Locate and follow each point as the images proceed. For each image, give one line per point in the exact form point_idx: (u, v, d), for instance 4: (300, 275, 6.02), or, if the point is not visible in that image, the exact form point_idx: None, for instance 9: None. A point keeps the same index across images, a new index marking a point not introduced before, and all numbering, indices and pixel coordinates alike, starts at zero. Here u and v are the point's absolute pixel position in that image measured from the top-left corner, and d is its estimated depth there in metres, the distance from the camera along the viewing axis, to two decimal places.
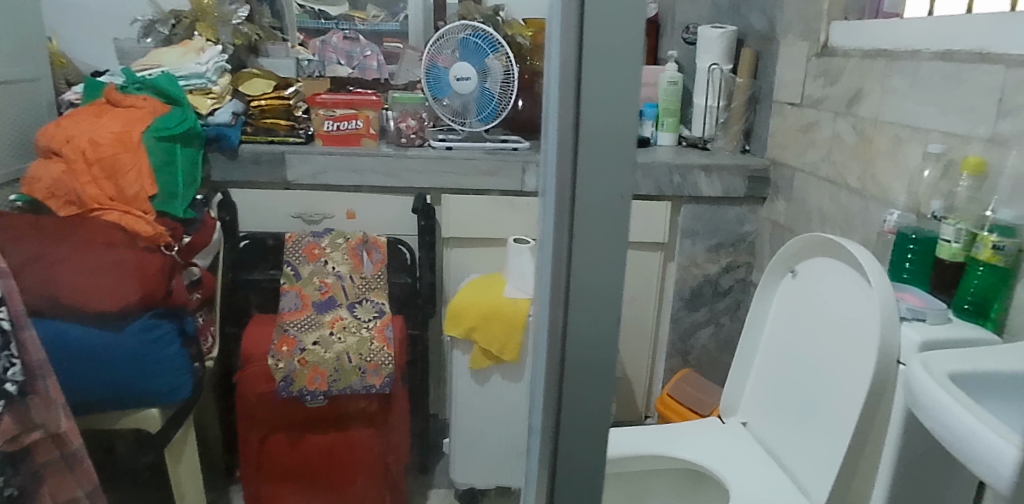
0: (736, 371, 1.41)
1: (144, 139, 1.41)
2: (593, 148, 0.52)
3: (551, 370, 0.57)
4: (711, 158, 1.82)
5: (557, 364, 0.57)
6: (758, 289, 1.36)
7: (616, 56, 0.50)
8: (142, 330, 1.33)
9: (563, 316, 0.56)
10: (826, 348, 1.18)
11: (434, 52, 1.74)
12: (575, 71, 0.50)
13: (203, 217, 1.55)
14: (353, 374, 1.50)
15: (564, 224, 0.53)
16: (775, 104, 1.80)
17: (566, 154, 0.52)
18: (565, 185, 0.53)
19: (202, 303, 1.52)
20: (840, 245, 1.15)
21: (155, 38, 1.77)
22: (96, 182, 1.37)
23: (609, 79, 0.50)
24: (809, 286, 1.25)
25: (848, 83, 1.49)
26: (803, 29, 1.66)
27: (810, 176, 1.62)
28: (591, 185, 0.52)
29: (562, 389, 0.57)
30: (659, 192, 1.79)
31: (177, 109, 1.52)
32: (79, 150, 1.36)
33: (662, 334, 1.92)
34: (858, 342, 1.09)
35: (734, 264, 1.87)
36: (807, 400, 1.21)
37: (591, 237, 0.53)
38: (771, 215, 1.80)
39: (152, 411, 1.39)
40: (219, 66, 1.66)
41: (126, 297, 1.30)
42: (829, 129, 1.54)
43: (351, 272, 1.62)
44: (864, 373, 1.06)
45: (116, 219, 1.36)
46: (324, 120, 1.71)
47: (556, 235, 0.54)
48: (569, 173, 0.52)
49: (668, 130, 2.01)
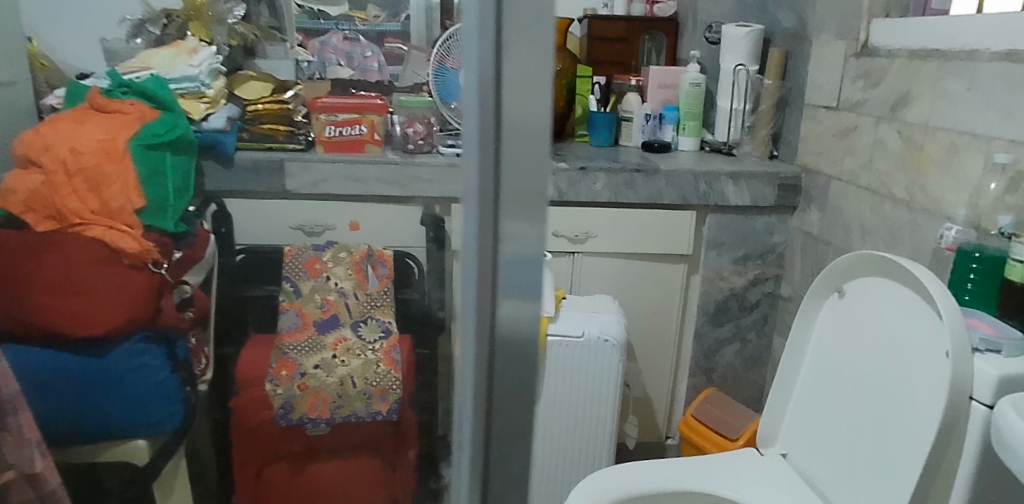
0: (774, 400, 1.30)
1: (130, 148, 1.30)
2: (518, 145, 0.43)
3: (477, 402, 0.48)
4: (738, 166, 1.71)
5: (484, 395, 0.48)
6: (800, 310, 1.25)
7: (542, 27, 0.41)
8: (127, 355, 1.23)
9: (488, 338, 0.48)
10: (885, 377, 1.06)
11: (443, 52, 1.60)
12: (494, 61, 0.42)
13: (195, 231, 1.45)
14: (358, 400, 1.39)
15: (489, 230, 0.46)
16: (809, 108, 1.70)
17: (487, 154, 0.44)
18: (488, 186, 0.45)
19: (195, 321, 1.42)
20: (897, 262, 1.04)
21: (145, 38, 1.68)
22: (78, 194, 1.25)
23: (531, 64, 0.42)
24: (861, 309, 1.14)
25: (893, 85, 1.38)
26: (839, 28, 1.56)
27: (849, 184, 1.51)
28: (514, 192, 0.45)
29: (491, 425, 0.49)
30: (683, 202, 1.68)
31: (167, 115, 1.42)
32: (59, 159, 1.25)
33: (684, 351, 1.80)
34: (925, 371, 0.98)
35: (762, 277, 1.76)
36: (860, 434, 1.09)
37: (519, 241, 0.45)
38: (804, 226, 1.68)
39: (139, 442, 1.27)
40: (212, 68, 1.55)
41: (113, 321, 1.21)
42: (872, 135, 1.44)
43: (355, 289, 1.51)
44: (932, 407, 0.95)
45: (99, 233, 1.23)
46: (326, 125, 1.60)
47: (479, 245, 0.46)
48: (492, 170, 0.44)
49: (690, 134, 1.93)
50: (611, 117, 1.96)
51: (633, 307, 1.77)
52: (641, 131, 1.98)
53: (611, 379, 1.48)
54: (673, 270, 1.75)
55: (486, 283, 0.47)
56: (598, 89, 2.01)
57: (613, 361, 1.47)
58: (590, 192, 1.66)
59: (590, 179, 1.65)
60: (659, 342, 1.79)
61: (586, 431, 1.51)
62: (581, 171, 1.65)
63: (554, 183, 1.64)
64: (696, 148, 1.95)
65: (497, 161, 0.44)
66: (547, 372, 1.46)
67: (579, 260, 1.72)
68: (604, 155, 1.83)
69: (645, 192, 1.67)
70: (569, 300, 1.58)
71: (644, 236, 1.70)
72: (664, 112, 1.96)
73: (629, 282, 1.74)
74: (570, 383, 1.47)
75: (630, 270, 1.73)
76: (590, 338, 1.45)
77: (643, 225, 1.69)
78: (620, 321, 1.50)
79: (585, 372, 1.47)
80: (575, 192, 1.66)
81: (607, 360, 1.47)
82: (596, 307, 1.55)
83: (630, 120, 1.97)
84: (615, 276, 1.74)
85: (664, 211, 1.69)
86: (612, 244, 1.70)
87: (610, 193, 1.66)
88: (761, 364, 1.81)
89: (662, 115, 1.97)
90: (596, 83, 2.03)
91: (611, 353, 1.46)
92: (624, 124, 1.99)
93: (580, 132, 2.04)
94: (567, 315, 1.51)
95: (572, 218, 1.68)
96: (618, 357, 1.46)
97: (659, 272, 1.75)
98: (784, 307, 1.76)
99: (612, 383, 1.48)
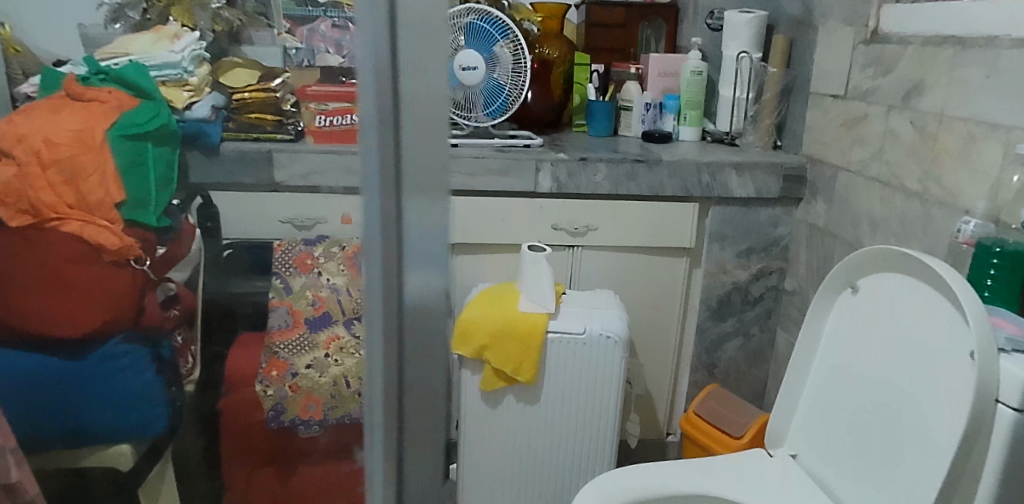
0: (784, 397, 1.25)
1: (108, 138, 1.24)
2: (418, 134, 0.39)
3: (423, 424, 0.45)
4: (742, 156, 1.67)
5: (394, 424, 0.44)
6: (812, 305, 1.21)
7: (433, 15, 0.38)
8: (107, 358, 1.17)
9: (396, 341, 0.43)
10: (903, 377, 1.02)
11: None
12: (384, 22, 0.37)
13: (179, 226, 1.38)
14: (352, 401, 1.27)
15: (391, 222, 0.41)
16: (815, 97, 1.66)
17: (386, 138, 0.39)
18: (388, 174, 0.40)
19: (181, 318, 1.37)
20: (915, 257, 1.00)
21: (124, 24, 1.57)
22: (53, 187, 1.16)
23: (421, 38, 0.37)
24: (877, 305, 1.09)
25: (906, 73, 1.33)
26: (848, 14, 1.51)
27: (857, 176, 1.48)
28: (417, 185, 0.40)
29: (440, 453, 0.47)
30: (686, 194, 1.63)
31: (148, 104, 1.37)
32: (32, 150, 1.16)
33: (687, 346, 1.76)
34: (948, 372, 0.94)
35: (765, 270, 1.72)
36: (878, 433, 1.05)
37: (420, 234, 0.40)
38: (810, 218, 1.65)
39: (123, 447, 1.21)
40: (195, 55, 1.50)
41: (92, 321, 1.16)
42: (882, 124, 1.39)
43: (348, 284, 1.37)
44: (957, 410, 0.91)
45: (76, 229, 1.16)
46: (315, 115, 1.44)
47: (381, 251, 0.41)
48: (391, 161, 0.39)
49: (690, 124, 1.89)
50: (611, 106, 1.92)
51: (634, 302, 1.72)
52: (641, 120, 1.93)
53: (615, 376, 1.43)
54: (676, 263, 1.70)
55: (392, 282, 0.42)
56: (597, 76, 1.96)
57: (615, 358, 1.42)
58: (590, 184, 1.61)
59: (590, 170, 1.60)
60: (661, 337, 1.75)
61: (586, 431, 1.46)
62: (582, 161, 1.59)
63: (554, 174, 1.59)
64: (697, 139, 1.90)
65: (396, 152, 0.39)
66: (546, 371, 1.42)
67: (579, 254, 1.67)
68: (604, 146, 1.78)
69: (648, 184, 1.62)
70: (570, 296, 1.53)
71: (646, 229, 1.65)
72: (664, 101, 1.91)
73: (630, 276, 1.70)
74: (569, 379, 1.43)
75: (632, 263, 1.69)
76: (592, 335, 1.40)
77: (645, 217, 1.64)
78: (623, 316, 1.46)
79: (586, 369, 1.42)
80: (575, 184, 1.60)
81: (610, 357, 1.42)
82: (596, 302, 1.50)
83: (629, 109, 1.93)
84: (616, 269, 1.69)
85: (665, 203, 1.64)
86: (613, 238, 1.65)
87: (611, 184, 1.61)
88: (764, 359, 1.77)
89: (663, 104, 1.92)
90: (595, 71, 1.99)
91: (614, 350, 1.41)
92: (623, 113, 1.95)
93: (578, 121, 2.01)
94: (567, 311, 1.46)
95: (572, 211, 1.63)
96: (620, 353, 1.41)
97: (662, 266, 1.70)
98: (788, 301, 1.72)
99: (614, 381, 1.44)
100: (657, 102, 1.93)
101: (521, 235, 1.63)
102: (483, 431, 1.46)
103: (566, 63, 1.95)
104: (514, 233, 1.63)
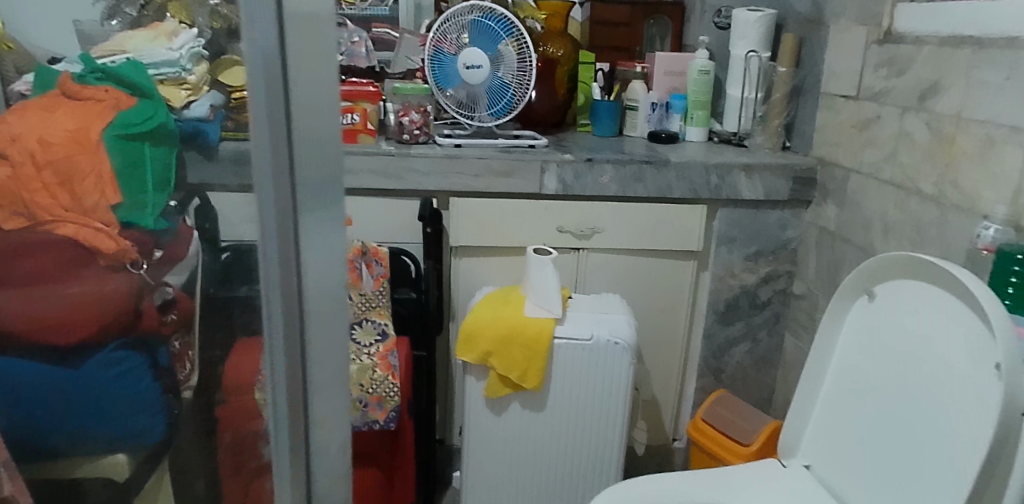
0: (798, 406, 1.22)
1: (104, 140, 1.21)
2: (308, 124, 0.58)
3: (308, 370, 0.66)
4: (750, 158, 1.64)
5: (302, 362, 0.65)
6: (828, 313, 1.18)
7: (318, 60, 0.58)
8: (103, 366, 1.15)
9: (297, 314, 0.63)
10: (924, 387, 0.99)
11: (439, 37, 1.58)
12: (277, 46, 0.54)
13: (178, 227, 1.31)
14: (353, 408, 1.28)
15: (290, 225, 0.60)
16: (825, 97, 1.63)
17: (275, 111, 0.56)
18: (288, 178, 0.58)
19: (178, 325, 1.26)
20: (942, 267, 0.97)
21: (121, 20, 1.58)
22: (47, 189, 1.14)
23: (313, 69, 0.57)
24: (896, 313, 1.07)
25: (921, 73, 1.30)
26: (860, 13, 1.49)
27: (869, 178, 1.45)
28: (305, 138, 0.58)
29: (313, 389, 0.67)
30: (694, 196, 1.61)
31: (145, 103, 1.33)
32: (25, 151, 1.14)
33: (693, 351, 1.73)
34: (971, 381, 0.91)
35: (774, 273, 1.70)
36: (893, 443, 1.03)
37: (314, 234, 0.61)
38: (820, 221, 1.62)
39: (119, 457, 1.18)
40: (194, 52, 1.44)
41: (89, 329, 1.13)
42: (895, 126, 1.37)
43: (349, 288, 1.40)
44: (981, 420, 0.88)
45: (72, 232, 1.13)
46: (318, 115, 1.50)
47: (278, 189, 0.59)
48: (285, 148, 0.58)
49: (697, 125, 1.86)
50: (617, 106, 1.89)
51: (640, 305, 1.69)
52: (647, 120, 1.90)
53: (623, 382, 1.40)
54: (683, 267, 1.68)
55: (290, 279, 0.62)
56: (600, 75, 1.95)
57: (623, 364, 1.39)
58: (596, 186, 1.58)
59: (597, 171, 1.57)
60: (667, 342, 1.72)
61: (593, 438, 1.43)
62: (588, 163, 1.56)
63: (560, 175, 1.56)
64: (704, 139, 1.88)
65: (286, 124, 0.57)
66: (553, 376, 1.39)
67: (585, 257, 1.64)
68: (609, 146, 1.75)
69: (655, 186, 1.59)
70: (576, 300, 1.50)
71: (654, 231, 1.62)
72: (670, 101, 1.88)
73: (637, 279, 1.67)
74: (575, 386, 1.40)
75: (639, 265, 1.66)
76: (599, 341, 1.38)
77: (652, 220, 1.61)
78: (631, 321, 1.43)
79: (592, 375, 1.40)
80: (581, 185, 1.57)
81: (618, 363, 1.39)
82: (604, 307, 1.48)
83: (635, 109, 1.89)
84: (622, 272, 1.66)
85: (673, 205, 1.61)
86: (619, 241, 1.62)
87: (619, 185, 1.58)
88: (771, 364, 1.75)
89: (670, 104, 1.89)
90: (599, 70, 1.96)
91: (621, 356, 1.39)
92: (628, 113, 1.91)
93: (582, 121, 1.96)
94: (573, 316, 1.43)
95: (578, 213, 1.60)
96: (628, 359, 1.39)
97: (669, 269, 1.67)
98: (797, 305, 1.70)
99: (621, 388, 1.41)
100: (663, 101, 1.90)
101: (526, 236, 1.59)
102: (487, 438, 1.43)
103: (571, 61, 1.91)
104: (520, 235, 1.59)
